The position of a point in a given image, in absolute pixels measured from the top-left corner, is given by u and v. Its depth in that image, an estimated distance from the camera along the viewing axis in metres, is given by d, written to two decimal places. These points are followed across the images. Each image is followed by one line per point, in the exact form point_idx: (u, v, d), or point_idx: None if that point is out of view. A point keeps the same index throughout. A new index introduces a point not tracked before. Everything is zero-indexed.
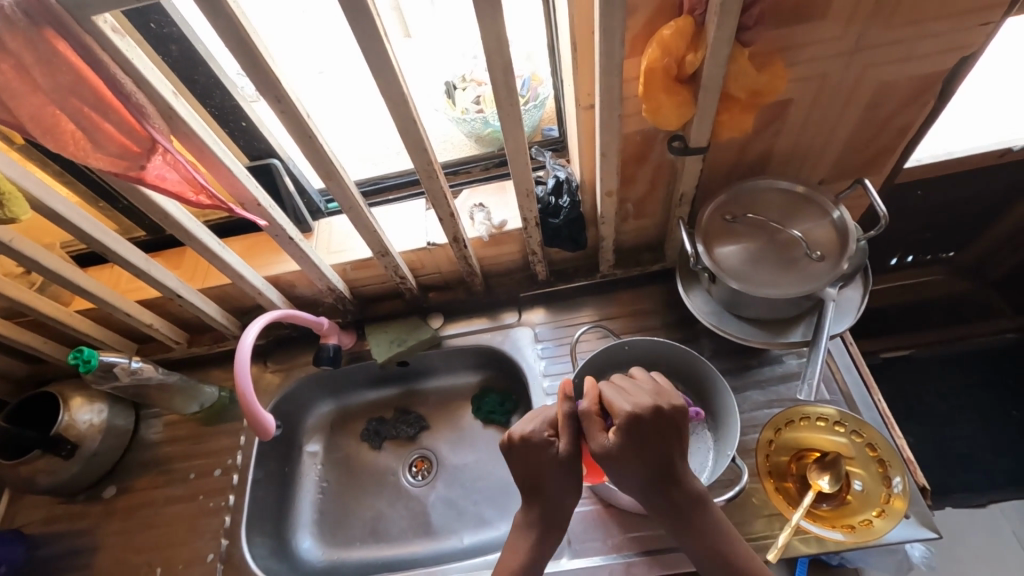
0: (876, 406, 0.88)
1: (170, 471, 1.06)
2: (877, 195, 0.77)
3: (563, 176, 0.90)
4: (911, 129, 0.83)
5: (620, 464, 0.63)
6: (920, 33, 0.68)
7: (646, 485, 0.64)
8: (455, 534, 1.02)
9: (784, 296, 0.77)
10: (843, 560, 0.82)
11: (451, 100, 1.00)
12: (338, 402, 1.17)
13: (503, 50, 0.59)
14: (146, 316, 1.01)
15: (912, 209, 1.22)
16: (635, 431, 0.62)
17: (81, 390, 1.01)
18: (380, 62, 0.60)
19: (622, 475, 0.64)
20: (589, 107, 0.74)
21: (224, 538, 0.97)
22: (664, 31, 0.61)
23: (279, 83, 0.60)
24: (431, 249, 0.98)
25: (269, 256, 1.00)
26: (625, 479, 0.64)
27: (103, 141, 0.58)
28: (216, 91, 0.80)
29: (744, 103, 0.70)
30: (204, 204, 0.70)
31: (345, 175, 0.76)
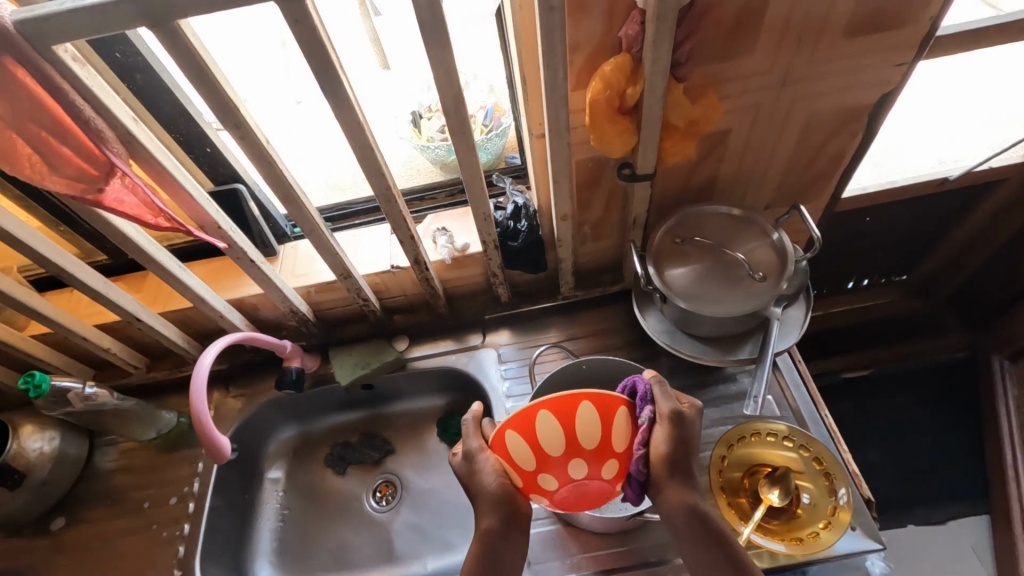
0: (824, 422, 0.91)
1: (123, 501, 1.03)
2: (812, 221, 0.83)
3: (521, 202, 0.94)
4: (843, 159, 0.90)
5: (679, 431, 0.66)
6: (841, 71, 0.75)
7: (681, 459, 0.67)
8: (419, 560, 1.00)
9: (730, 314, 0.81)
10: None
11: (416, 129, 1.03)
12: (302, 426, 1.16)
13: (452, 82, 0.63)
14: (104, 341, 1.00)
15: (860, 234, 1.28)
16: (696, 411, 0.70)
17: (30, 417, 0.98)
18: (336, 91, 0.63)
19: (677, 445, 0.66)
20: (541, 136, 0.78)
21: (177, 569, 0.94)
22: (605, 66, 0.66)
23: (238, 111, 0.62)
24: (396, 272, 1.00)
25: (232, 280, 1.01)
26: (672, 447, 0.66)
27: (59, 165, 0.59)
28: (181, 118, 0.82)
29: (683, 132, 0.75)
30: (163, 226, 0.71)
31: (306, 200, 0.77)
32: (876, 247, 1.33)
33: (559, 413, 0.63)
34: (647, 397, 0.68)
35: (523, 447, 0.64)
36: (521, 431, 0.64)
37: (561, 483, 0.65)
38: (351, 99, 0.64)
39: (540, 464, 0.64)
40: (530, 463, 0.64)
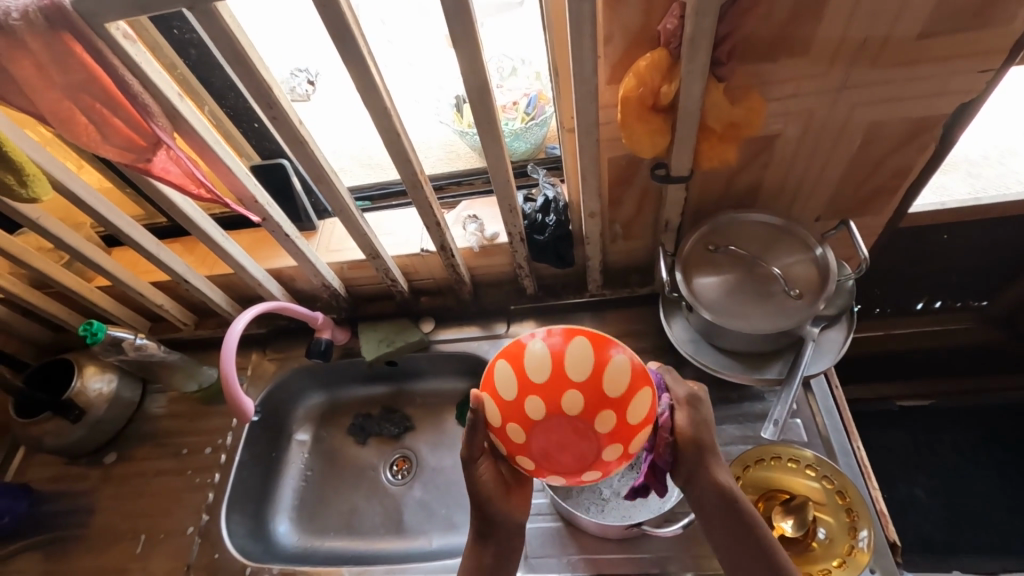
0: (855, 454, 0.85)
1: (166, 444, 1.12)
2: (861, 239, 0.78)
3: (552, 195, 0.93)
4: (909, 172, 0.82)
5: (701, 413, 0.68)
6: (911, 76, 0.68)
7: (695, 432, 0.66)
8: (425, 535, 1.03)
9: (757, 331, 0.76)
10: None
11: (458, 114, 1.00)
12: (330, 394, 1.21)
13: (477, 71, 0.63)
14: (158, 297, 1.08)
15: (930, 254, 1.17)
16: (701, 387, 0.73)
17: (93, 358, 1.08)
18: (363, 75, 0.63)
19: (700, 423, 0.67)
20: (572, 130, 0.76)
21: (205, 513, 1.02)
22: (641, 62, 0.63)
23: (272, 91, 0.64)
24: (424, 256, 1.03)
25: (272, 250, 1.06)
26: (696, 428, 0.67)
27: (112, 135, 0.65)
28: (231, 93, 0.87)
29: (722, 135, 0.70)
30: (203, 198, 0.76)
31: (337, 180, 0.80)
32: (949, 268, 1.21)
33: (594, 344, 0.60)
34: (661, 386, 0.70)
35: (497, 414, 0.63)
36: (495, 395, 0.63)
37: (614, 432, 0.60)
38: (377, 85, 0.65)
39: (519, 426, 0.61)
40: (516, 432, 0.62)
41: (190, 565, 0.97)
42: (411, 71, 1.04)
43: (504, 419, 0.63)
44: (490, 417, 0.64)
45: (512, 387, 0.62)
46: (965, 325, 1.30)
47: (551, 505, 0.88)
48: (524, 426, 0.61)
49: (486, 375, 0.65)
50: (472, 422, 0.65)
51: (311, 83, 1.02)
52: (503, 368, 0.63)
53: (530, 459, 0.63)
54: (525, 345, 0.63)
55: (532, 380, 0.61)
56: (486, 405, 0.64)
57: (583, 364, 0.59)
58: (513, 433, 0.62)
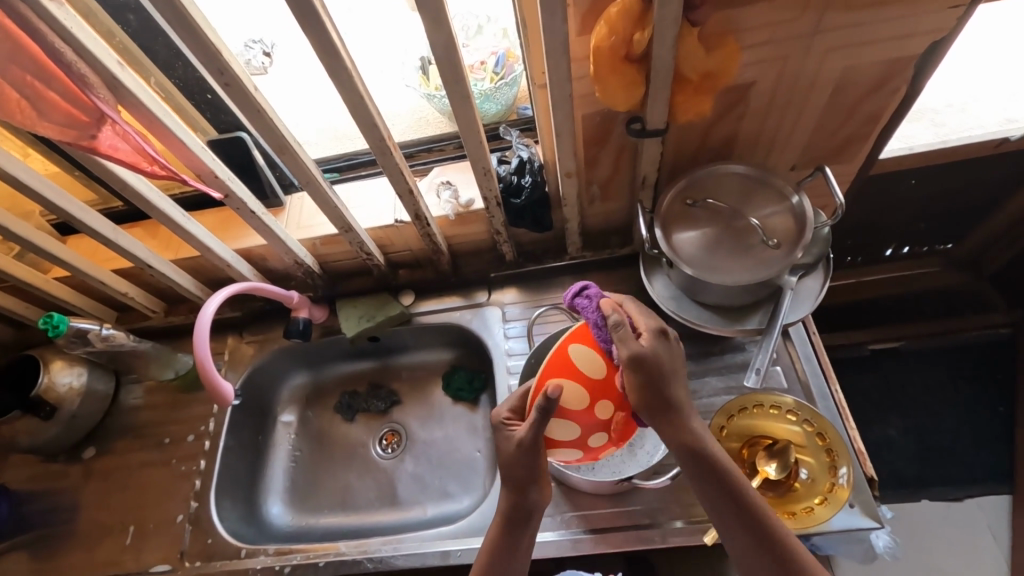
0: (833, 397, 0.87)
1: (147, 435, 1.10)
2: (835, 186, 0.78)
3: (526, 156, 0.90)
4: (881, 116, 0.82)
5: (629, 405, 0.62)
6: (883, 17, 0.67)
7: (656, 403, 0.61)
8: (420, 505, 1.04)
9: (737, 283, 0.77)
10: (813, 547, 0.82)
11: (425, 77, 0.96)
12: (313, 374, 1.19)
13: (441, 27, 0.59)
14: (122, 285, 1.04)
15: (902, 199, 1.18)
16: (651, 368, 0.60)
17: (60, 351, 1.03)
18: (319, 35, 0.59)
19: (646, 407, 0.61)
20: (543, 86, 0.73)
21: (194, 501, 1.01)
22: (611, 9, 0.61)
23: (222, 57, 0.59)
24: (399, 227, 1.00)
25: (240, 229, 1.02)
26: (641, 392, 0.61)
27: (47, 111, 0.60)
28: (178, 62, 0.81)
29: (697, 85, 0.69)
30: (159, 174, 0.73)
31: (302, 151, 0.76)
32: (918, 213, 1.23)
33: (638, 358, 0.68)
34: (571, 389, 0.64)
35: (584, 397, 0.62)
36: (581, 381, 0.62)
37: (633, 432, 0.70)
38: (338, 48, 0.61)
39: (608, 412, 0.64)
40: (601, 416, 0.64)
41: (183, 552, 0.96)
42: (371, 34, 0.99)
43: (593, 399, 0.62)
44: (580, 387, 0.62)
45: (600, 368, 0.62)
46: (932, 270, 1.36)
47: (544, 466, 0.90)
48: (614, 404, 0.64)
49: (556, 357, 0.62)
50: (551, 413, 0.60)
51: (266, 55, 0.96)
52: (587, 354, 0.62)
53: (599, 439, 0.66)
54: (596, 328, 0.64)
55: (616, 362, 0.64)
56: (570, 389, 0.62)
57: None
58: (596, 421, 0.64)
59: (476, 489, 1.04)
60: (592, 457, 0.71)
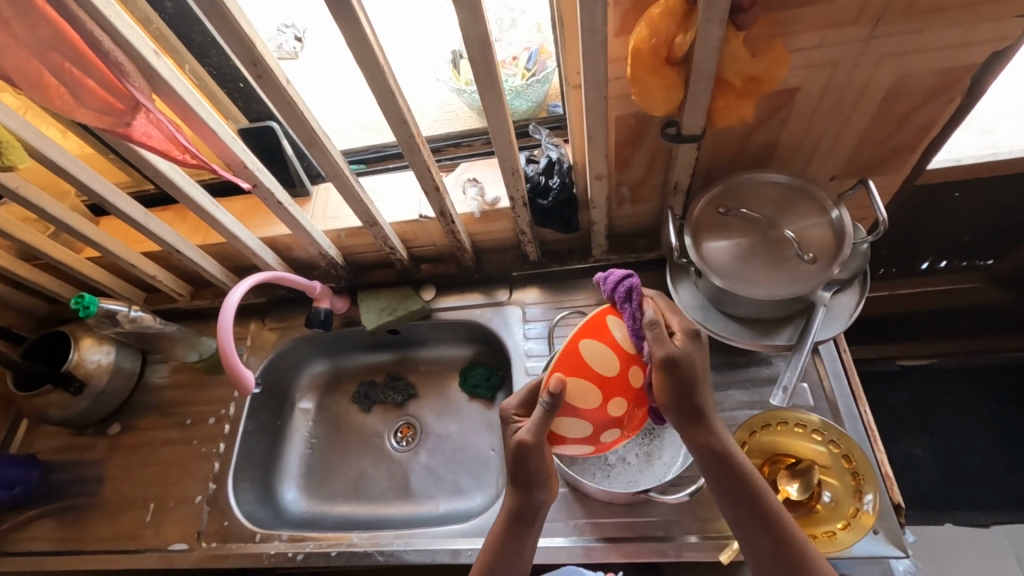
0: (861, 418, 0.84)
1: (170, 414, 1.12)
2: (879, 200, 0.75)
3: (555, 157, 0.89)
4: (932, 127, 0.78)
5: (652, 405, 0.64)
6: (942, 24, 0.63)
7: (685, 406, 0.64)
8: (432, 500, 1.04)
9: (768, 297, 0.74)
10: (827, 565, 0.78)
11: (456, 71, 0.95)
12: (332, 362, 1.20)
13: (477, 23, 0.58)
14: (150, 268, 1.06)
15: (945, 212, 1.13)
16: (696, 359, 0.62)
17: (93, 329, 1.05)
18: (353, 26, 0.58)
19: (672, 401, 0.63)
20: (577, 86, 0.71)
21: (213, 482, 1.03)
22: (654, 9, 0.58)
23: (256, 48, 0.59)
24: (423, 222, 0.99)
25: (266, 217, 1.02)
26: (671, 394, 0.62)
27: (86, 98, 0.61)
28: (213, 50, 0.82)
29: (739, 89, 0.66)
30: (189, 163, 0.73)
31: (330, 144, 0.75)
32: (962, 228, 1.18)
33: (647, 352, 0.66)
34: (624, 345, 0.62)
35: (593, 391, 0.62)
36: (595, 381, 0.62)
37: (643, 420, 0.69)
38: (370, 40, 0.60)
39: (621, 403, 0.64)
40: (615, 410, 0.64)
41: (201, 532, 0.98)
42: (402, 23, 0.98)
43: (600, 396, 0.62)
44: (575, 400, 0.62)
45: (611, 368, 0.61)
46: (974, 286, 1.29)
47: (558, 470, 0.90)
48: (628, 400, 0.64)
49: (570, 355, 0.61)
50: (552, 407, 0.61)
51: (298, 40, 0.95)
52: (590, 351, 0.61)
53: (611, 425, 0.66)
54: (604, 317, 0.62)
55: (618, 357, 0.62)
56: (577, 386, 0.61)
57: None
58: (609, 411, 0.64)
59: (488, 486, 1.03)
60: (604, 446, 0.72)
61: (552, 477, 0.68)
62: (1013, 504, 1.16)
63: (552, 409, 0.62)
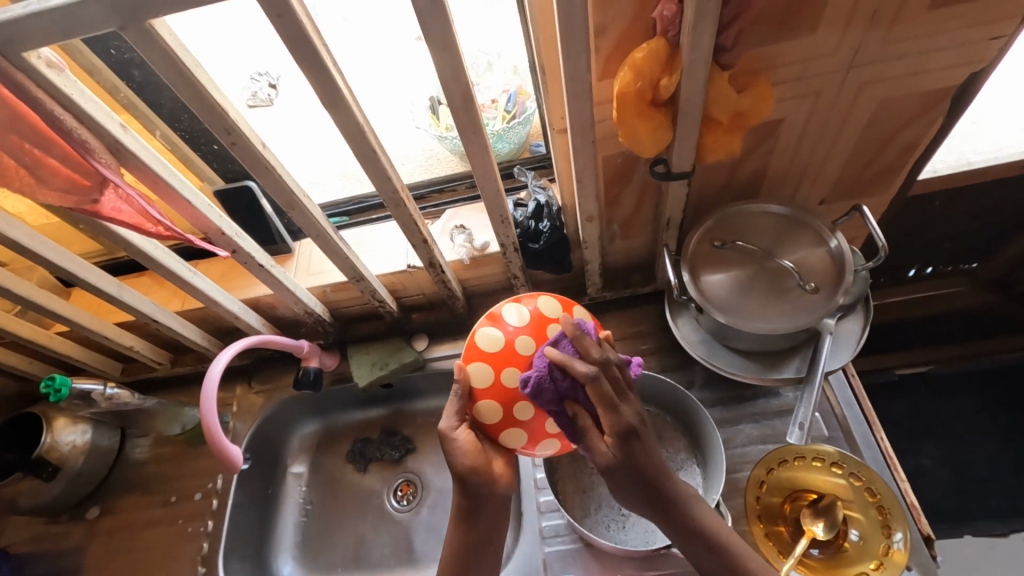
0: (879, 446, 0.82)
1: (152, 492, 1.05)
2: (876, 225, 0.74)
3: (543, 200, 0.87)
4: (916, 147, 0.78)
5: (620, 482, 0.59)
6: (922, 49, 0.63)
7: (646, 489, 0.59)
8: (438, 563, 0.99)
9: (773, 330, 0.72)
10: None
11: (435, 117, 0.93)
12: (324, 421, 1.15)
13: (459, 77, 0.57)
14: (126, 338, 1.01)
15: (929, 222, 1.14)
16: (629, 445, 0.57)
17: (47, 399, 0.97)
18: (327, 86, 0.56)
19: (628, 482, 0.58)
20: (562, 131, 0.70)
21: (201, 565, 0.96)
22: (636, 53, 0.57)
23: (228, 117, 0.57)
24: (412, 272, 0.96)
25: (247, 278, 0.99)
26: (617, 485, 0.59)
27: (48, 177, 0.58)
28: (183, 113, 0.79)
29: (727, 126, 0.65)
30: (163, 234, 0.70)
31: (310, 203, 0.73)
32: (946, 237, 1.18)
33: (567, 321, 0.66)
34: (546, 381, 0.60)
35: (490, 370, 0.63)
36: (486, 358, 0.63)
37: None
38: (348, 101, 0.58)
39: (515, 371, 0.63)
40: (511, 379, 0.63)
41: None
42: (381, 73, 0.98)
43: (495, 372, 0.63)
44: (477, 381, 0.63)
45: (498, 343, 0.64)
46: (959, 289, 1.27)
47: (569, 524, 0.85)
48: (523, 370, 0.63)
49: (465, 350, 0.65)
50: (460, 392, 0.63)
51: (272, 87, 0.95)
52: (484, 333, 0.65)
53: (519, 401, 0.63)
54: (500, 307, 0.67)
55: (518, 326, 0.65)
56: (474, 369, 0.63)
57: (549, 305, 0.67)
58: (507, 381, 0.63)
59: None
60: (545, 442, 0.65)
61: (492, 467, 0.63)
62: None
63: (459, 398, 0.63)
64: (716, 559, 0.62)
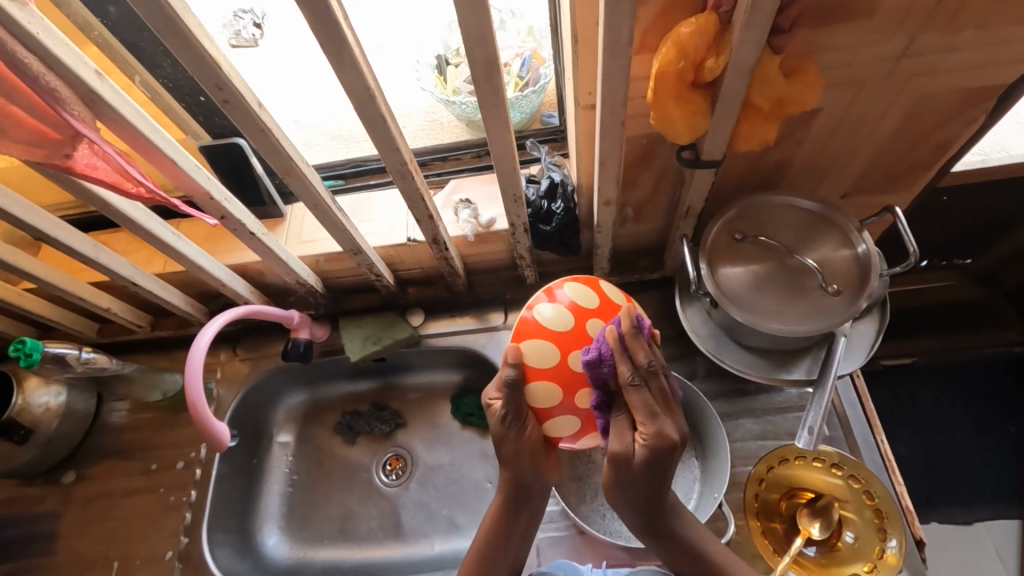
0: (878, 448, 0.82)
1: (133, 459, 1.02)
2: (907, 227, 0.70)
3: (558, 178, 0.82)
4: (952, 145, 0.75)
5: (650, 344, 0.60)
6: (982, 41, 0.59)
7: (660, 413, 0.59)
8: (426, 539, 0.98)
9: (790, 331, 0.70)
10: None
11: (442, 77, 0.88)
12: (312, 392, 1.11)
13: (486, 42, 0.50)
14: (102, 300, 0.94)
15: (940, 221, 1.11)
16: (660, 451, 0.56)
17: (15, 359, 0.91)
18: (335, 43, 0.49)
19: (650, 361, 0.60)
20: (589, 107, 0.65)
21: (183, 535, 0.94)
22: (682, 27, 0.52)
23: (221, 71, 0.50)
24: (412, 245, 0.91)
25: (235, 242, 0.93)
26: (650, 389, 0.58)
27: (12, 129, 0.51)
28: (165, 60, 0.72)
29: (767, 114, 0.60)
30: (143, 195, 0.64)
31: (308, 170, 0.67)
32: (954, 236, 1.16)
33: (606, 310, 0.62)
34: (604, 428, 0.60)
35: (557, 381, 0.60)
36: (545, 334, 0.60)
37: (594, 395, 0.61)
38: (358, 61, 0.52)
39: (584, 355, 0.60)
40: (579, 363, 0.60)
41: None
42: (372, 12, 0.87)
43: (563, 356, 0.60)
44: (537, 362, 0.60)
45: (569, 321, 0.61)
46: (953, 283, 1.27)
47: (564, 512, 0.84)
48: (591, 353, 0.60)
49: (526, 330, 0.61)
50: (515, 379, 0.60)
51: (257, 27, 0.86)
52: (555, 315, 0.61)
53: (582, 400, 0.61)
54: (552, 290, 0.63)
55: (586, 310, 0.61)
56: (538, 359, 0.60)
57: (615, 291, 0.65)
58: (573, 365, 0.60)
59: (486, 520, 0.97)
60: (597, 428, 0.63)
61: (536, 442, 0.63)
62: (998, 502, 1.14)
63: (512, 387, 0.60)
64: (689, 561, 0.65)
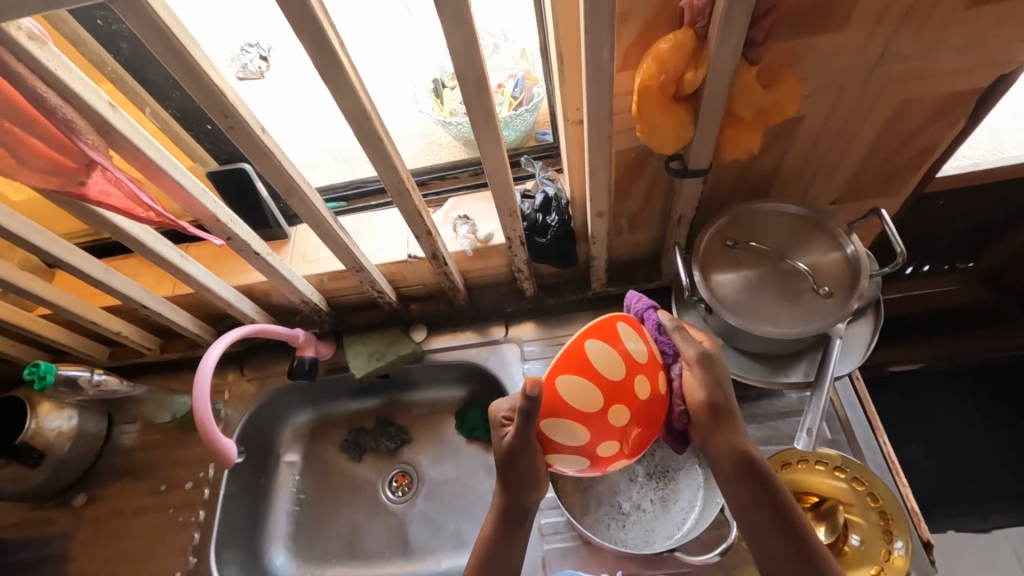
0: (881, 450, 0.82)
1: (142, 480, 1.03)
2: (894, 228, 0.72)
3: (552, 192, 0.85)
4: (936, 148, 0.76)
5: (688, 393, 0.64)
6: (954, 48, 0.61)
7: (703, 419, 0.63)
8: (433, 555, 0.98)
9: (784, 334, 0.71)
10: None
11: (438, 100, 0.90)
12: (318, 411, 1.12)
13: (474, 62, 0.53)
14: (114, 324, 0.97)
15: (936, 225, 1.12)
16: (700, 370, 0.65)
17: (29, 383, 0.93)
18: (332, 68, 0.52)
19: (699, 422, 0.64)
20: (577, 122, 0.67)
21: (191, 555, 0.95)
22: (661, 43, 0.55)
23: (227, 99, 0.53)
24: (412, 262, 0.94)
25: (241, 264, 0.96)
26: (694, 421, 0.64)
27: (31, 158, 0.55)
28: (174, 91, 0.76)
29: (748, 123, 0.63)
30: (154, 220, 0.66)
31: (310, 190, 0.69)
32: (951, 240, 1.17)
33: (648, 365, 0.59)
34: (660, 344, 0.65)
35: (578, 427, 0.57)
36: (583, 370, 0.55)
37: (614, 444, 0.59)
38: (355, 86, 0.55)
39: (621, 409, 0.57)
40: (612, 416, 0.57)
41: None
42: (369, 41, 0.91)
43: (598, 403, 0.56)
44: (568, 399, 0.56)
45: (618, 368, 0.56)
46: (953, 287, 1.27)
47: (569, 523, 0.84)
48: (628, 407, 0.57)
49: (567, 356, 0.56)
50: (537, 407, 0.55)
51: (263, 59, 0.94)
52: (604, 353, 0.56)
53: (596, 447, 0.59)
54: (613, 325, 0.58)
55: (636, 362, 0.57)
56: (568, 397, 0.55)
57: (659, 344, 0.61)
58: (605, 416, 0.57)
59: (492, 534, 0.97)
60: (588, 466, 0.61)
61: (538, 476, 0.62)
62: None
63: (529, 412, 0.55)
64: (788, 544, 0.59)
